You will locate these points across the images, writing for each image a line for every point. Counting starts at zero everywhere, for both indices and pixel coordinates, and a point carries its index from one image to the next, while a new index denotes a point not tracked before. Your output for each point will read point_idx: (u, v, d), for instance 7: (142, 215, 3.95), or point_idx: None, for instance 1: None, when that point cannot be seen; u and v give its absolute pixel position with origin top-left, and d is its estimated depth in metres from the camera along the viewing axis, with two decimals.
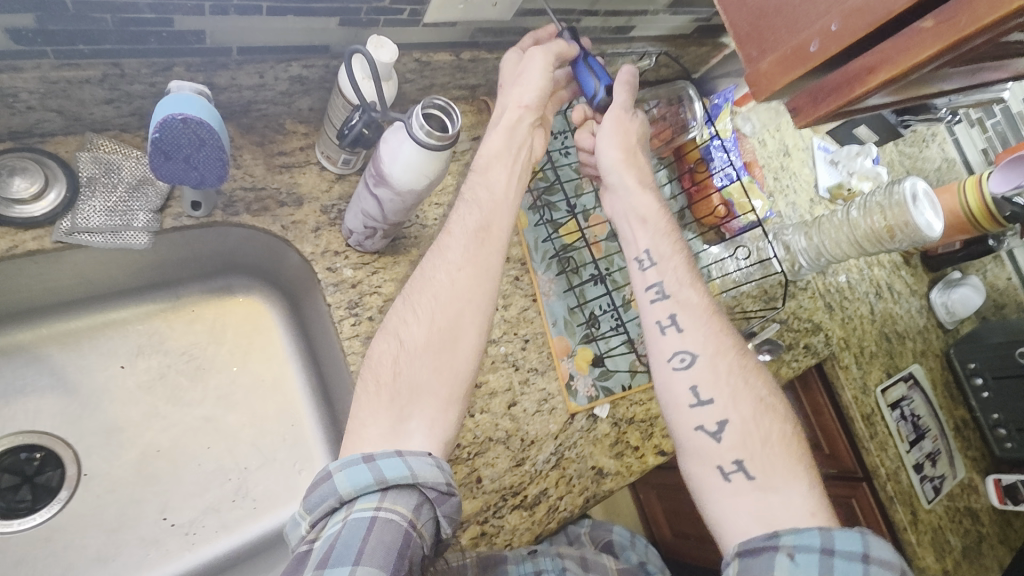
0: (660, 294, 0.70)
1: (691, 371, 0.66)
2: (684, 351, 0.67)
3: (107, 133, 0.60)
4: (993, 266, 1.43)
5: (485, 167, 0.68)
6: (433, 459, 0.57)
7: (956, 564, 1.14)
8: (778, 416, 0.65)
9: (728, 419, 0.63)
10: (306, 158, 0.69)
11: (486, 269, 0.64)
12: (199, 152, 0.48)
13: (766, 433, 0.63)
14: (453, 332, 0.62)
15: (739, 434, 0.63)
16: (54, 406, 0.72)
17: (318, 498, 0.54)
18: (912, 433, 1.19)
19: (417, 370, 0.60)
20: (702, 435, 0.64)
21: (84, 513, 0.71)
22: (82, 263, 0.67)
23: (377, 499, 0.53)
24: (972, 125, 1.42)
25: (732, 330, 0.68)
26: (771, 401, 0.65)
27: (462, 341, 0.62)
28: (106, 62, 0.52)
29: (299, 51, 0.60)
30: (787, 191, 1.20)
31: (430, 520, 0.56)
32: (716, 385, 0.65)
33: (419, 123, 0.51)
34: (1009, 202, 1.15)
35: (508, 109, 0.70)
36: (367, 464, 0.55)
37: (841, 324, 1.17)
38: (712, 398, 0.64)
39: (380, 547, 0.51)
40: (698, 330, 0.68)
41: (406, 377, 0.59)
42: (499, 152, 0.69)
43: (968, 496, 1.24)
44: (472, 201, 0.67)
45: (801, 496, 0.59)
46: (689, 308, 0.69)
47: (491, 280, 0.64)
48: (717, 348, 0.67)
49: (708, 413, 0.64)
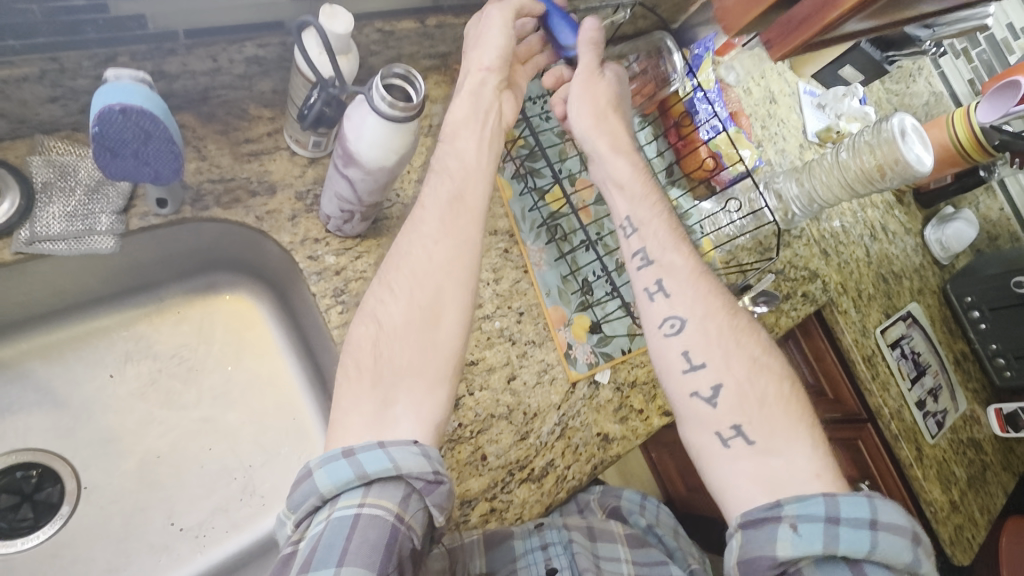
0: (645, 260, 0.69)
1: (682, 336, 0.65)
2: (674, 316, 0.66)
3: (58, 133, 0.57)
4: (985, 198, 1.42)
5: (452, 135, 0.67)
6: (418, 447, 0.54)
7: (962, 495, 1.16)
8: (774, 375, 0.64)
9: (722, 384, 0.63)
10: (275, 144, 0.66)
11: (464, 240, 0.63)
12: (147, 145, 0.45)
13: (762, 393, 0.62)
14: (433, 307, 0.60)
15: (734, 399, 0.62)
16: (45, 422, 0.70)
17: (300, 497, 0.53)
18: (912, 371, 1.19)
19: (398, 352, 0.58)
20: (697, 402, 0.63)
21: (89, 525, 0.70)
22: (53, 271, 0.64)
23: (360, 495, 0.52)
24: (957, 57, 1.37)
25: (719, 290, 0.67)
26: (765, 360, 0.65)
27: (445, 318, 0.60)
28: (42, 57, 0.49)
29: (251, 29, 0.56)
30: (775, 138, 1.18)
31: (419, 511, 0.54)
32: (707, 349, 0.64)
33: (380, 94, 0.47)
34: (998, 131, 1.12)
35: (469, 75, 0.68)
36: (347, 459, 0.52)
37: (838, 269, 1.16)
38: (705, 362, 0.64)
39: (364, 546, 0.50)
40: (686, 293, 0.67)
41: (387, 360, 0.58)
42: (465, 120, 0.67)
43: (971, 428, 1.25)
44: (441, 171, 0.65)
45: (804, 458, 0.59)
46: (676, 270, 0.68)
47: (471, 250, 0.63)
48: (706, 310, 0.66)
49: (702, 378, 0.63)
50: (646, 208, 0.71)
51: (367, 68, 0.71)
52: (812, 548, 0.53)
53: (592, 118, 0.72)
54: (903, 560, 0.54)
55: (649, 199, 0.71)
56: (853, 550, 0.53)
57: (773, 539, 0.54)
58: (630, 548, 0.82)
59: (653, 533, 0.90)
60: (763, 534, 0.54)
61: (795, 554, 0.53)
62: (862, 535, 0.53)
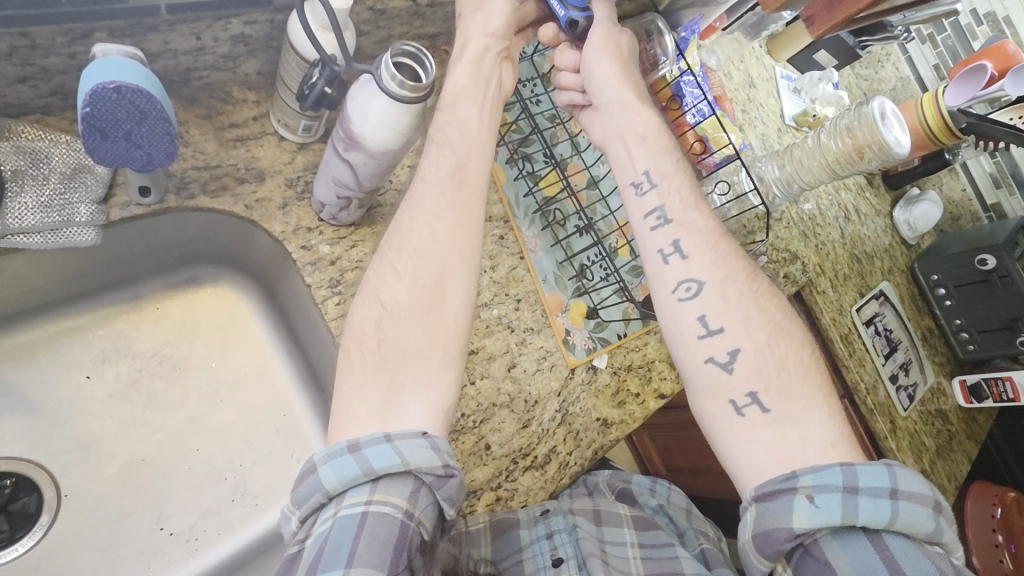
0: (661, 219, 0.69)
1: (699, 299, 0.66)
2: (691, 279, 0.67)
3: (28, 117, 0.53)
4: (949, 179, 1.48)
5: (453, 104, 0.66)
6: (427, 440, 0.53)
7: (932, 463, 1.22)
8: (795, 340, 0.65)
9: (740, 347, 0.64)
10: (262, 129, 0.63)
11: (467, 214, 0.62)
12: (141, 127, 0.42)
13: (781, 357, 0.64)
14: (438, 285, 0.59)
15: (752, 363, 0.63)
16: (17, 428, 0.66)
17: (304, 493, 0.52)
18: (886, 347, 1.24)
19: (404, 334, 0.57)
20: (714, 367, 0.64)
21: (71, 535, 0.66)
22: (23, 265, 0.60)
23: (367, 492, 0.51)
24: (923, 42, 1.43)
25: (738, 251, 0.68)
26: (785, 324, 0.66)
27: (451, 296, 0.60)
28: (11, 33, 0.45)
29: (238, 5, 0.53)
30: (755, 122, 1.20)
31: (429, 505, 0.53)
32: (727, 313, 0.65)
33: (389, 73, 0.46)
34: (965, 114, 1.17)
35: (473, 38, 0.67)
36: (353, 454, 0.51)
37: (815, 250, 1.19)
38: (722, 327, 0.65)
39: (373, 545, 0.49)
40: (703, 255, 0.67)
41: (392, 343, 0.57)
42: (465, 88, 0.66)
43: (938, 399, 1.31)
44: (441, 142, 0.64)
45: (821, 427, 0.60)
46: (695, 230, 0.69)
47: (473, 226, 0.62)
48: (725, 273, 0.67)
49: (720, 343, 0.65)
50: (665, 165, 0.71)
51: (358, 50, 0.69)
52: (830, 518, 0.54)
53: (614, 69, 0.73)
54: (925, 528, 0.55)
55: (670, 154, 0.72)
56: (872, 520, 0.54)
57: (789, 511, 0.55)
58: (637, 532, 0.84)
59: (665, 512, 0.93)
60: (778, 506, 0.56)
61: (812, 524, 0.54)
62: (881, 504, 0.54)
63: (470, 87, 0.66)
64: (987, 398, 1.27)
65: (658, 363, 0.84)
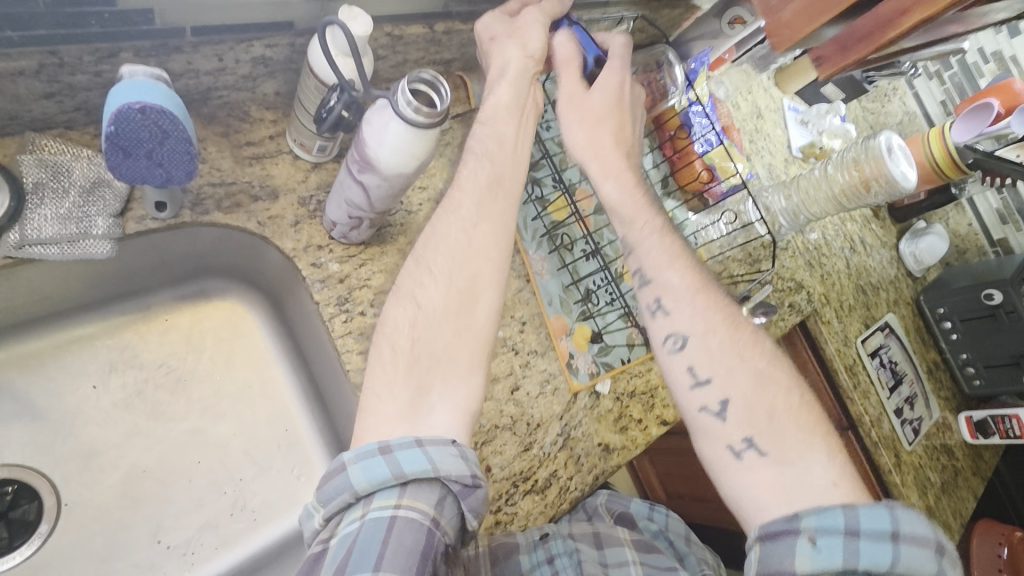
0: (642, 279, 0.71)
1: (684, 353, 0.67)
2: (675, 333, 0.68)
3: (51, 131, 0.54)
4: (954, 213, 1.49)
5: (492, 118, 0.66)
6: (456, 448, 0.53)
7: (937, 500, 1.20)
8: (781, 386, 0.64)
9: (728, 398, 0.64)
10: (278, 147, 0.64)
11: (501, 224, 0.62)
12: (164, 146, 0.44)
13: (770, 404, 0.63)
14: (470, 290, 0.60)
15: (742, 412, 0.63)
16: (22, 435, 0.66)
17: (333, 491, 0.51)
18: (890, 380, 1.23)
19: (436, 335, 0.57)
20: (706, 416, 0.64)
21: (68, 546, 0.66)
22: (36, 276, 0.61)
23: (395, 496, 0.50)
24: (930, 78, 1.44)
25: (718, 303, 0.68)
26: (771, 372, 0.65)
27: (482, 300, 0.60)
28: (42, 51, 0.46)
29: (260, 29, 0.55)
30: (762, 152, 1.21)
31: (454, 516, 0.53)
32: (711, 365, 0.65)
33: (405, 99, 0.47)
34: (971, 150, 1.18)
35: (514, 57, 0.67)
36: (384, 456, 0.51)
37: (821, 279, 1.20)
38: (710, 377, 0.65)
39: (400, 552, 0.49)
40: (684, 310, 0.68)
41: (425, 343, 0.57)
42: (508, 105, 0.67)
43: (943, 435, 1.30)
44: (481, 153, 0.64)
45: (822, 466, 0.59)
46: (674, 288, 0.70)
47: (507, 236, 0.63)
48: (706, 326, 0.67)
49: (708, 394, 0.65)
50: (637, 229, 0.72)
51: (373, 73, 0.71)
52: (831, 561, 0.53)
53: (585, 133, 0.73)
54: (927, 572, 0.54)
55: (641, 216, 0.72)
56: (875, 564, 0.53)
57: (791, 554, 0.54)
58: (638, 552, 0.83)
59: (665, 537, 0.92)
60: (780, 549, 0.55)
61: (814, 568, 0.53)
62: (882, 548, 0.53)
63: (494, 103, 0.67)
64: (993, 434, 1.26)
65: (661, 390, 0.85)
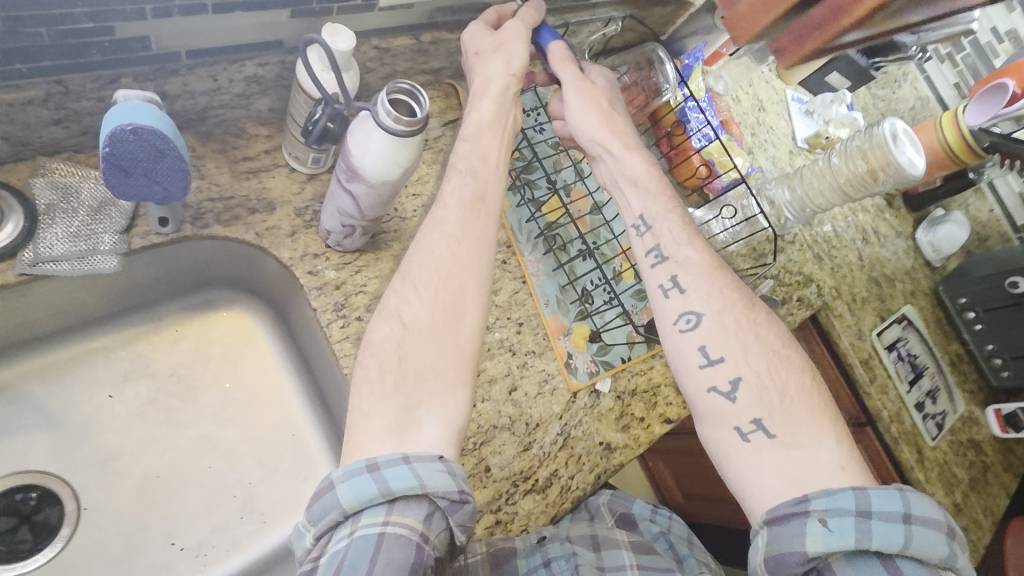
0: (659, 257, 0.70)
1: (699, 332, 0.66)
2: (689, 312, 0.67)
3: (60, 155, 0.57)
4: (974, 199, 1.45)
5: (475, 135, 0.68)
6: (443, 464, 0.54)
7: (965, 497, 1.16)
8: (794, 367, 0.65)
9: (741, 378, 0.63)
10: (273, 161, 0.67)
11: (484, 241, 0.64)
12: (158, 164, 0.46)
13: (782, 385, 0.63)
14: (457, 307, 0.61)
15: (754, 392, 0.63)
16: (44, 444, 0.70)
17: (322, 509, 0.52)
18: (910, 373, 1.20)
19: (423, 353, 0.59)
20: (716, 397, 0.63)
21: (87, 548, 0.69)
22: (51, 293, 0.65)
23: (383, 513, 0.51)
24: (942, 61, 1.41)
25: (735, 282, 0.68)
26: (785, 352, 0.65)
27: (467, 317, 0.61)
28: (47, 80, 0.50)
29: (252, 49, 0.58)
30: (765, 145, 1.21)
31: (442, 530, 0.54)
32: (726, 343, 0.65)
33: (385, 110, 0.48)
34: (987, 133, 1.15)
35: (496, 75, 0.68)
36: (372, 474, 0.52)
37: (831, 272, 1.18)
38: (722, 357, 0.64)
39: (390, 567, 0.49)
40: (701, 287, 0.67)
41: (412, 361, 0.58)
42: (491, 121, 0.69)
43: (970, 429, 1.25)
44: (464, 170, 0.66)
45: (829, 450, 0.59)
46: (692, 264, 0.69)
47: (490, 252, 0.64)
48: (722, 304, 0.67)
49: (720, 372, 0.64)
50: (659, 202, 0.72)
51: (364, 85, 0.73)
52: (843, 542, 0.53)
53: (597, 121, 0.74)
54: (940, 554, 0.53)
55: (663, 192, 0.72)
56: (886, 544, 0.52)
57: (800, 535, 0.54)
58: (635, 553, 0.83)
59: (665, 538, 0.90)
60: (790, 530, 0.54)
61: (825, 549, 0.53)
62: (895, 529, 0.53)
63: (477, 119, 0.68)
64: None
65: (663, 388, 0.85)
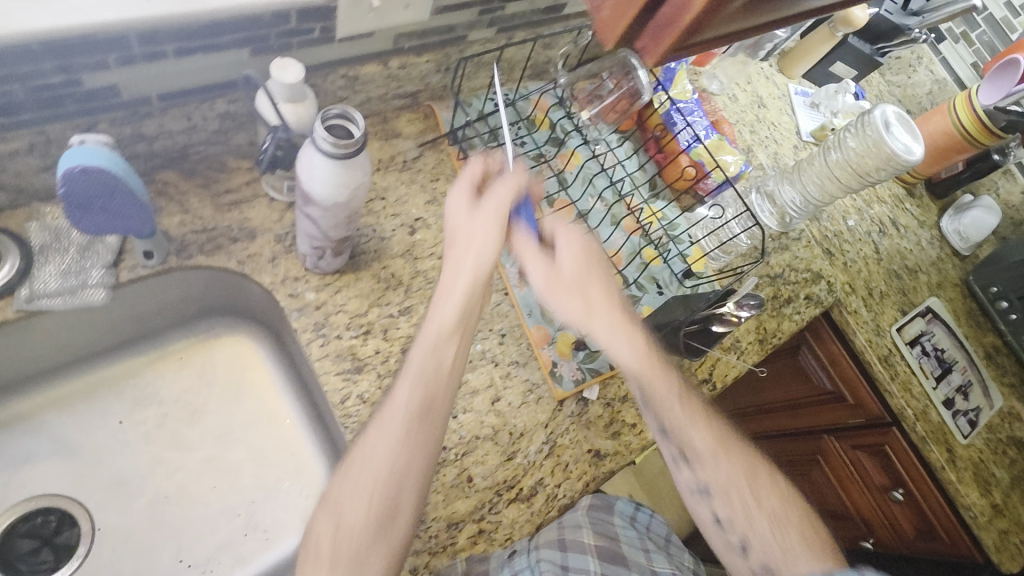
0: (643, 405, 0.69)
1: (688, 472, 0.69)
2: (676, 455, 0.69)
3: (54, 200, 0.62)
4: (1005, 182, 1.37)
5: (434, 341, 0.64)
6: None
7: (1006, 498, 1.08)
8: (767, 486, 0.68)
9: (724, 508, 0.67)
10: (254, 192, 0.71)
11: (423, 444, 0.60)
12: (115, 198, 0.49)
13: (762, 504, 0.67)
14: (393, 506, 0.58)
15: (737, 517, 0.66)
16: (60, 469, 0.75)
17: None
18: (937, 368, 1.13)
19: (354, 548, 0.56)
20: (710, 523, 0.68)
21: (101, 566, 0.73)
22: (59, 326, 0.70)
23: None
24: (956, 41, 1.35)
25: (711, 421, 0.70)
26: (756, 468, 0.69)
27: (403, 514, 0.58)
28: (31, 131, 0.55)
29: (221, 88, 0.63)
30: (766, 142, 1.17)
31: None
32: (712, 477, 0.67)
33: (321, 135, 0.50)
34: (1003, 112, 1.10)
35: (464, 258, 0.65)
36: None
37: (842, 267, 1.13)
38: (708, 488, 0.68)
39: None
40: (683, 429, 0.68)
41: (345, 557, 0.55)
42: (453, 326, 0.65)
43: (1011, 426, 1.17)
44: (417, 373, 0.63)
45: (806, 556, 0.64)
46: (673, 414, 0.69)
47: (431, 454, 0.60)
48: (705, 445, 0.68)
49: (708, 505, 0.68)
50: (625, 350, 0.69)
51: None
52: None
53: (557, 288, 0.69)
54: None
55: (634, 336, 0.69)
56: None
57: None
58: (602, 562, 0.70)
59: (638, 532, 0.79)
60: None
61: None
62: None
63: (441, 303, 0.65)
64: None
65: None
